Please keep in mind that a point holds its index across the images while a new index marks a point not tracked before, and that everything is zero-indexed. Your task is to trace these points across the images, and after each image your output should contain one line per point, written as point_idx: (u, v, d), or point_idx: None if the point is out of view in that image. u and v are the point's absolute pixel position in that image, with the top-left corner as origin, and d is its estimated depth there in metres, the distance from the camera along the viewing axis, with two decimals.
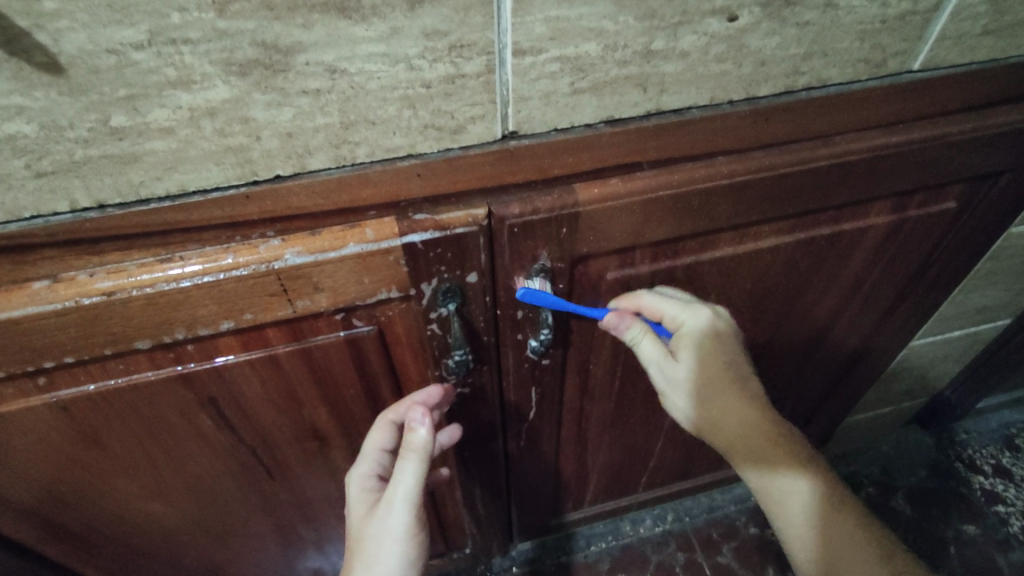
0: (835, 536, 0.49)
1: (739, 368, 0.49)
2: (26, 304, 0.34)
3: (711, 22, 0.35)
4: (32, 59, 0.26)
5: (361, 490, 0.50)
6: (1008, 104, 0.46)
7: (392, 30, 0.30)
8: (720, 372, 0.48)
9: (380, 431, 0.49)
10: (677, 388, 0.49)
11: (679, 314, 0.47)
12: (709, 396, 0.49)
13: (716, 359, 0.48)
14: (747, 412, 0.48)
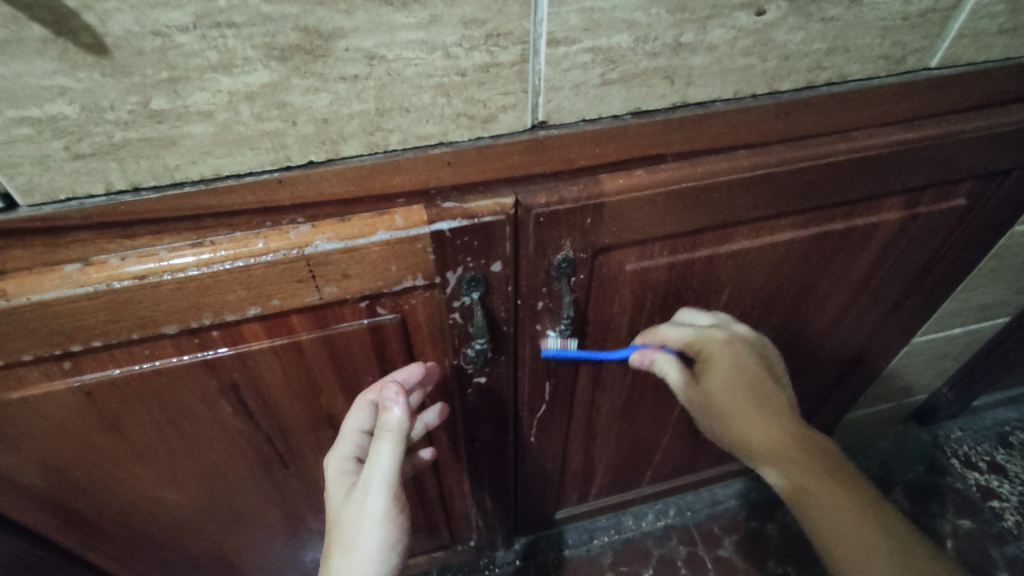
0: (842, 531, 0.47)
1: (762, 384, 0.49)
2: (58, 286, 0.34)
3: (739, 16, 0.35)
4: (78, 39, 0.26)
5: (340, 473, 0.49)
6: (1020, 102, 0.47)
7: (432, 18, 0.30)
8: (744, 390, 0.49)
9: (359, 412, 0.47)
10: (700, 414, 0.51)
11: (698, 335, 0.49)
12: (728, 425, 0.50)
13: (739, 381, 0.49)
14: (761, 412, 0.49)
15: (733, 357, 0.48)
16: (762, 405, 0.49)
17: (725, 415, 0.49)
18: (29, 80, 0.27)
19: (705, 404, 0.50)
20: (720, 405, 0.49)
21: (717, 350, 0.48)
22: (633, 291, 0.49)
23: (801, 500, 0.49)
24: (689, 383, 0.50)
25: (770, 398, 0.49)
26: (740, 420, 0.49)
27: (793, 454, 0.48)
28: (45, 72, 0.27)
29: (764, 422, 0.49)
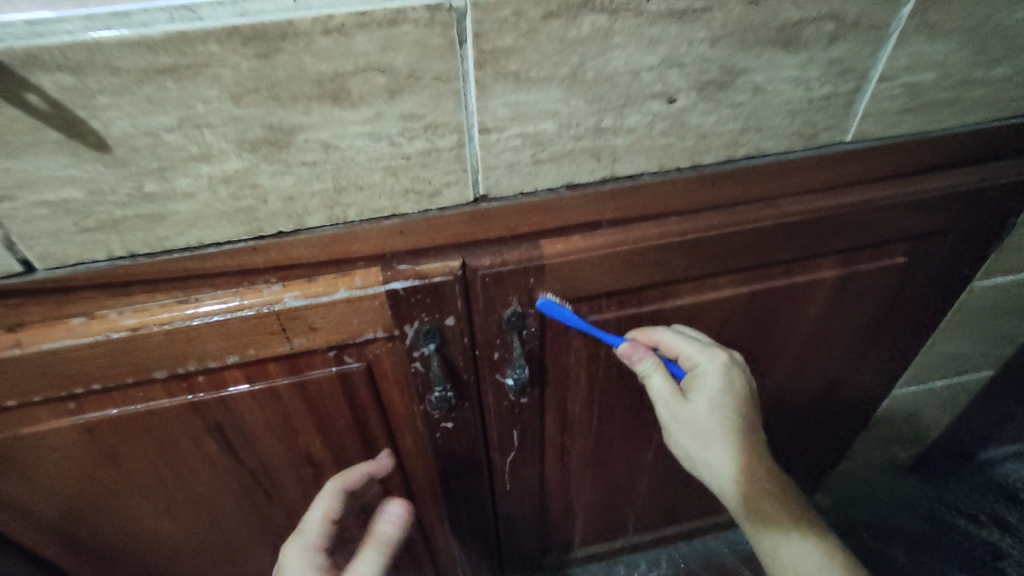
0: (798, 558, 0.53)
1: (742, 408, 0.52)
2: (64, 336, 0.40)
3: (653, 104, 0.40)
4: (86, 140, 0.33)
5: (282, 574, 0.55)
6: (937, 170, 0.52)
7: (376, 114, 0.36)
8: (722, 414, 0.52)
9: (313, 514, 0.55)
10: (680, 428, 0.53)
11: (697, 353, 0.51)
12: (707, 445, 0.52)
13: (726, 406, 0.52)
14: (740, 442, 0.52)
15: (726, 381, 0.51)
16: (739, 429, 0.52)
17: (706, 434, 0.52)
18: (47, 172, 0.34)
19: (690, 423, 0.52)
20: (702, 424, 0.52)
21: (713, 371, 0.51)
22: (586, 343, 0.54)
23: (760, 523, 0.54)
24: (675, 399, 0.52)
25: (746, 424, 0.52)
26: (715, 447, 0.52)
27: (756, 484, 0.52)
28: (60, 165, 0.34)
29: (736, 448, 0.52)
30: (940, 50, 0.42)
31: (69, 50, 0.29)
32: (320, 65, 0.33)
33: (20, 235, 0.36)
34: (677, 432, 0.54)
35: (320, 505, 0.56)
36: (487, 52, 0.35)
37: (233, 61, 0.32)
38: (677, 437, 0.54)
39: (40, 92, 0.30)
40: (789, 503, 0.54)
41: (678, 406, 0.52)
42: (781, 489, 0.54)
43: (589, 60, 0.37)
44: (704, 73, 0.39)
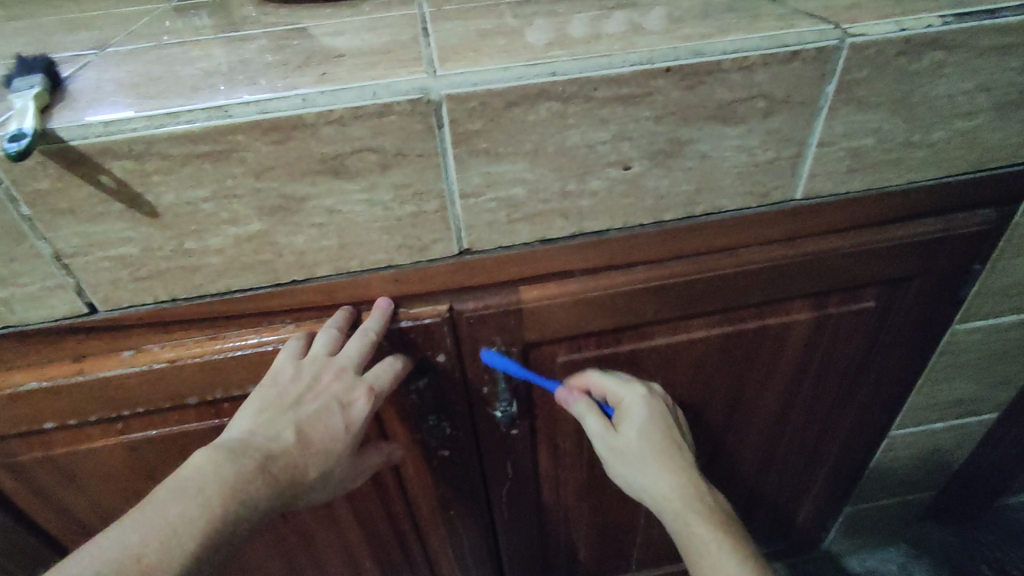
0: None
1: (671, 438, 0.55)
2: (117, 366, 0.48)
3: (610, 171, 0.47)
4: (141, 209, 0.42)
5: (241, 432, 0.44)
6: (897, 222, 0.55)
7: (372, 185, 0.44)
8: (652, 443, 0.54)
9: (280, 371, 0.47)
10: (615, 458, 0.56)
11: (618, 390, 0.56)
12: (640, 468, 0.54)
13: (653, 433, 0.54)
14: (667, 463, 0.54)
15: (648, 412, 0.55)
16: (667, 457, 0.55)
17: (636, 458, 0.55)
18: (111, 233, 0.42)
19: (621, 450, 0.55)
20: (633, 454, 0.55)
21: (636, 404, 0.55)
22: (570, 379, 0.59)
23: (694, 547, 0.53)
24: (608, 434, 0.55)
25: (675, 452, 0.55)
26: (645, 469, 0.54)
27: (689, 503, 0.54)
28: (121, 228, 0.42)
29: (669, 473, 0.54)
30: (871, 119, 0.47)
31: (132, 144, 0.38)
32: (324, 147, 0.41)
33: (89, 284, 0.45)
34: (614, 464, 0.56)
35: (342, 398, 0.47)
36: (460, 133, 0.42)
37: (255, 147, 0.40)
38: (617, 470, 0.57)
39: (110, 174, 0.40)
40: (727, 524, 0.53)
41: (612, 440, 0.55)
42: (716, 516, 0.54)
43: (549, 137, 0.44)
44: (653, 144, 0.46)
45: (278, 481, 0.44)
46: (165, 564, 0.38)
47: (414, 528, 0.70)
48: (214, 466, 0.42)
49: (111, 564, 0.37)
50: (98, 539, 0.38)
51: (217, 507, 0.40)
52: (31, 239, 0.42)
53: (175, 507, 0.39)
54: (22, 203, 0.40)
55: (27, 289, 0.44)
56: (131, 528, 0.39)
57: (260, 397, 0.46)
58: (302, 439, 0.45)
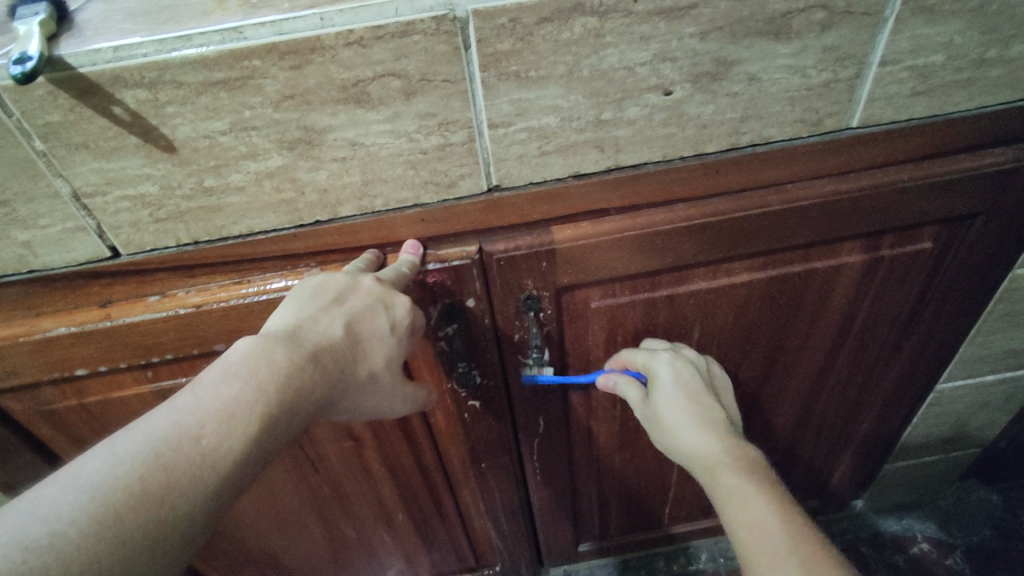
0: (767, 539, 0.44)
1: (701, 399, 0.53)
2: (143, 312, 0.47)
3: (650, 96, 0.43)
4: (157, 143, 0.40)
5: (287, 322, 0.41)
6: (960, 153, 0.51)
7: (395, 114, 0.41)
8: (683, 408, 0.52)
9: (332, 278, 0.44)
10: (655, 429, 0.54)
11: (647, 360, 0.55)
12: (676, 430, 0.52)
13: (684, 397, 0.52)
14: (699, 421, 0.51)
15: (675, 376, 0.53)
16: (701, 416, 0.51)
17: (669, 424, 0.52)
18: (129, 170, 0.41)
19: (654, 419, 0.54)
20: (667, 421, 0.52)
21: (663, 370, 0.54)
22: (603, 326, 0.57)
23: (719, 492, 0.48)
24: (642, 405, 0.55)
25: (709, 413, 0.52)
26: (679, 431, 0.51)
27: (718, 454, 0.49)
28: (138, 165, 0.41)
29: (700, 431, 0.50)
30: (943, 33, 0.43)
31: (143, 70, 0.36)
32: (344, 73, 0.38)
33: (109, 225, 0.44)
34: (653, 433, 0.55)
35: (388, 299, 0.43)
36: (489, 55, 0.39)
37: (272, 73, 0.38)
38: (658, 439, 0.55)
39: (123, 104, 0.38)
40: (757, 468, 0.48)
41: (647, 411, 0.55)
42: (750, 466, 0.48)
43: (584, 59, 0.40)
44: (697, 65, 0.42)
45: (329, 375, 0.41)
46: (223, 444, 0.35)
47: (445, 480, 0.70)
48: (265, 351, 0.38)
49: (175, 437, 0.34)
50: (172, 403, 0.35)
51: (271, 391, 0.37)
52: (47, 176, 0.40)
53: (233, 387, 0.36)
54: (35, 137, 0.38)
55: (48, 231, 0.43)
56: (194, 400, 0.36)
57: (304, 292, 0.43)
58: (351, 333, 0.42)
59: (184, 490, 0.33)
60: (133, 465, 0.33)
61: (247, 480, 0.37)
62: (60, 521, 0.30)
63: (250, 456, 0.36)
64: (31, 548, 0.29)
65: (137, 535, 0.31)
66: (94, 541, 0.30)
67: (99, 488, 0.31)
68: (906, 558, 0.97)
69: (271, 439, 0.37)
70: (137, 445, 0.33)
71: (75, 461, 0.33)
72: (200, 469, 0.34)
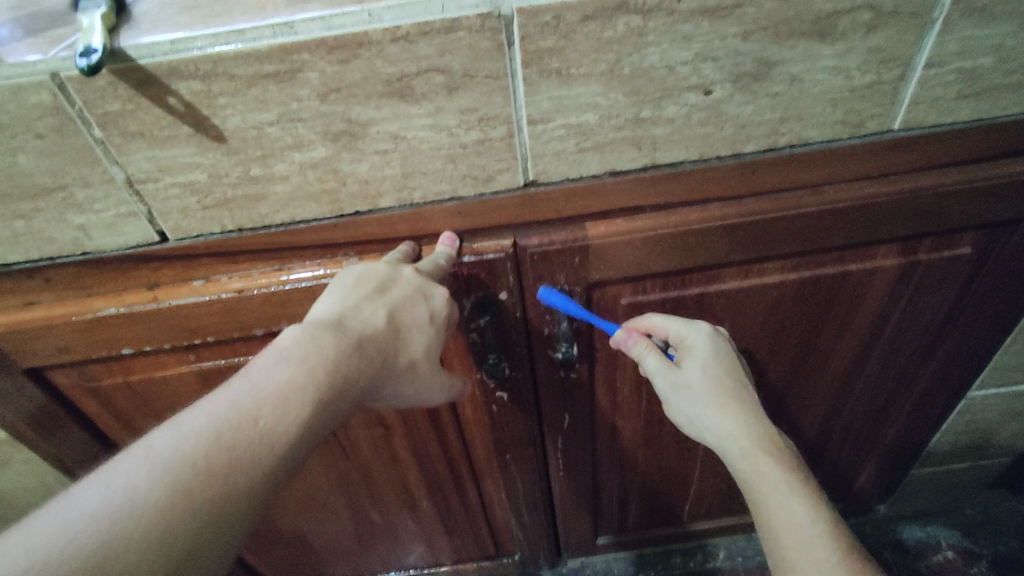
0: (798, 537, 0.47)
1: (734, 375, 0.52)
2: (188, 295, 0.49)
3: (689, 95, 0.43)
4: (209, 133, 0.41)
5: (332, 311, 0.43)
6: (1005, 157, 0.50)
7: (437, 109, 0.42)
8: (716, 383, 0.51)
9: (373, 265, 0.45)
10: (679, 399, 0.52)
11: (681, 328, 0.54)
12: (708, 401, 0.51)
13: (720, 370, 0.52)
14: (734, 399, 0.51)
15: (714, 347, 0.53)
16: (731, 394, 0.51)
17: (699, 395, 0.52)
18: (180, 159, 0.42)
19: (681, 386, 0.52)
20: (696, 391, 0.52)
21: (701, 341, 0.53)
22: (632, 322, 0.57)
23: (755, 484, 0.50)
24: (670, 370, 0.52)
25: (740, 391, 0.52)
26: (711, 407, 0.51)
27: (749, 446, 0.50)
28: (188, 154, 0.42)
29: (732, 409, 0.51)
30: (994, 35, 0.42)
31: (199, 62, 0.38)
32: (390, 68, 0.39)
33: (159, 211, 0.45)
34: (672, 402, 0.53)
35: (427, 290, 0.44)
36: (532, 52, 0.40)
37: (320, 67, 0.39)
38: (676, 412, 0.53)
39: (178, 95, 0.39)
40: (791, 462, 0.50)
41: (673, 377, 0.52)
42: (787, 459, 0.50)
43: (625, 57, 0.41)
44: (739, 65, 0.42)
45: (372, 361, 0.42)
46: (278, 425, 0.36)
47: (469, 469, 0.71)
48: (314, 339, 0.40)
49: (233, 418, 0.36)
50: (229, 386, 0.37)
51: (320, 377, 0.38)
52: (104, 163, 0.42)
53: (286, 371, 0.38)
54: (95, 125, 0.40)
55: (102, 215, 0.45)
56: (249, 383, 0.37)
57: (347, 281, 0.45)
58: (392, 323, 0.43)
59: (245, 468, 0.35)
60: (198, 442, 0.34)
61: (299, 461, 0.38)
62: (137, 491, 0.32)
63: (303, 438, 0.38)
64: (116, 515, 0.31)
65: (205, 507, 0.33)
66: (168, 510, 0.32)
67: (170, 462, 0.33)
68: (927, 565, 0.96)
69: (323, 421, 0.39)
70: (200, 424, 0.35)
71: (147, 437, 0.35)
72: (257, 449, 0.36)
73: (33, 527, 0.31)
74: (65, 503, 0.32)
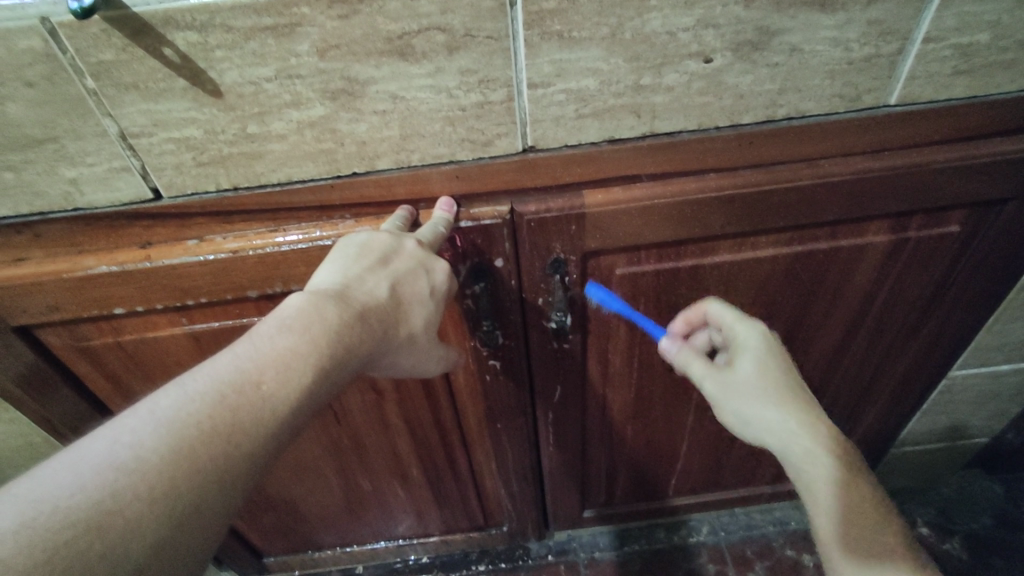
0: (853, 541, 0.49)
1: (790, 372, 0.50)
2: (182, 254, 0.49)
3: (690, 63, 0.43)
4: (205, 87, 0.41)
5: (335, 282, 0.43)
6: (998, 136, 0.51)
7: (438, 69, 0.42)
8: (774, 379, 0.49)
9: (377, 236, 0.45)
10: (731, 401, 0.50)
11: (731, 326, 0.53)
12: (770, 399, 0.49)
13: (774, 368, 0.50)
14: (793, 397, 0.49)
15: (766, 343, 0.51)
16: (790, 394, 0.49)
17: (757, 395, 0.49)
18: (175, 113, 0.42)
19: (738, 386, 0.50)
20: (751, 389, 0.49)
21: (753, 337, 0.51)
22: (626, 294, 0.58)
23: (812, 489, 0.50)
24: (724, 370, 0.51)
25: (797, 388, 0.49)
26: (774, 406, 0.48)
27: (813, 442, 0.48)
28: (183, 108, 0.42)
29: (792, 406, 0.48)
30: (992, 11, 0.42)
31: (195, 13, 0.37)
32: (390, 25, 0.39)
33: (153, 166, 0.45)
34: (726, 406, 0.51)
35: (428, 264, 0.45)
36: (534, 13, 0.39)
37: (320, 22, 0.38)
38: (727, 415, 0.51)
39: (173, 46, 0.38)
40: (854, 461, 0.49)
41: (724, 378, 0.51)
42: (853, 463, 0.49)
43: (627, 22, 0.40)
44: (740, 34, 0.42)
45: (374, 333, 0.42)
46: (281, 391, 0.36)
47: (461, 439, 0.72)
48: (317, 307, 0.40)
49: (237, 382, 0.36)
50: (232, 350, 0.37)
51: (323, 345, 0.38)
52: (97, 115, 0.41)
53: (290, 338, 0.38)
54: (87, 74, 0.39)
55: (94, 169, 0.44)
56: (253, 348, 0.37)
57: (349, 251, 0.45)
58: (395, 295, 0.44)
59: (248, 430, 0.35)
60: (202, 404, 0.34)
61: (300, 426, 0.39)
62: (142, 448, 0.32)
63: (304, 405, 0.38)
64: (120, 470, 0.31)
65: (209, 467, 0.33)
66: (172, 469, 0.32)
67: (173, 422, 0.33)
68: None
69: (325, 387, 0.39)
70: (205, 386, 0.35)
71: (150, 396, 0.35)
72: (260, 412, 0.36)
73: (37, 478, 0.30)
74: (70, 456, 0.31)
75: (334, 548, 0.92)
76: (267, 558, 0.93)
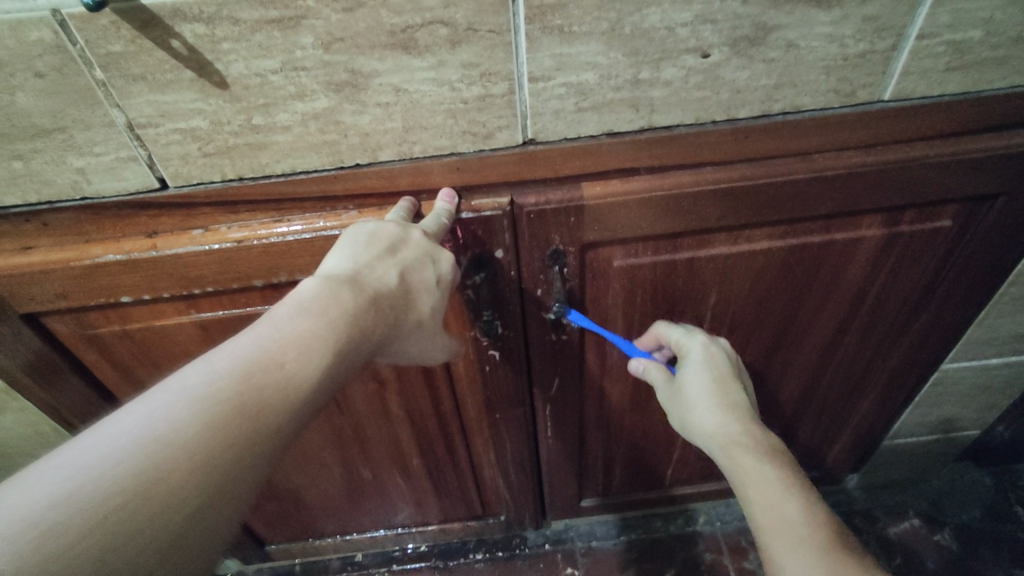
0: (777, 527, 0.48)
1: (725, 381, 0.56)
2: (188, 244, 0.49)
3: (688, 58, 0.44)
4: (212, 79, 0.41)
5: (346, 268, 0.44)
6: (989, 132, 0.52)
7: (440, 63, 0.42)
8: (708, 385, 0.55)
9: (383, 227, 0.46)
10: (676, 408, 0.57)
11: (681, 339, 0.59)
12: (702, 401, 0.55)
13: (710, 377, 0.56)
14: (721, 399, 0.54)
15: (706, 355, 0.57)
16: (722, 398, 0.54)
17: (691, 398, 0.56)
18: (182, 104, 0.43)
19: (677, 393, 0.57)
20: (688, 394, 0.56)
21: (695, 348, 0.57)
22: (624, 286, 0.59)
23: (742, 478, 0.51)
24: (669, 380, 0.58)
25: (730, 396, 0.55)
26: (700, 408, 0.55)
27: (737, 435, 0.52)
28: (191, 99, 0.42)
29: (720, 409, 0.54)
30: (985, 7, 0.43)
31: (202, 5, 0.38)
32: (394, 19, 0.40)
33: (160, 156, 0.46)
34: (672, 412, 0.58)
35: (434, 255, 0.46)
36: (535, 8, 0.40)
37: (324, 15, 0.39)
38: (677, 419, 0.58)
39: (180, 38, 0.39)
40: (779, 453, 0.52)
41: (670, 387, 0.58)
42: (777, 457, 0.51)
43: (627, 17, 0.41)
44: (737, 29, 0.43)
45: (386, 317, 0.43)
46: (303, 369, 0.37)
47: (460, 427, 0.73)
48: (331, 292, 0.41)
49: (261, 361, 0.36)
50: (255, 330, 0.38)
51: (341, 327, 0.39)
52: (105, 106, 0.42)
53: (309, 320, 0.39)
54: (96, 65, 0.40)
55: (102, 159, 0.45)
56: (273, 329, 0.38)
57: (359, 239, 0.46)
58: (404, 282, 0.44)
59: (274, 407, 0.36)
60: (230, 380, 0.35)
61: (319, 404, 0.39)
62: (177, 421, 0.33)
63: (324, 384, 0.38)
64: (159, 441, 0.32)
65: (240, 441, 0.34)
66: (209, 440, 0.33)
67: (206, 397, 0.34)
68: (894, 532, 1.00)
69: (342, 368, 0.40)
70: (231, 363, 0.36)
71: (177, 373, 0.35)
72: (285, 390, 0.36)
73: (80, 447, 0.31)
74: (106, 428, 0.32)
75: (335, 537, 0.93)
76: (269, 547, 0.94)
